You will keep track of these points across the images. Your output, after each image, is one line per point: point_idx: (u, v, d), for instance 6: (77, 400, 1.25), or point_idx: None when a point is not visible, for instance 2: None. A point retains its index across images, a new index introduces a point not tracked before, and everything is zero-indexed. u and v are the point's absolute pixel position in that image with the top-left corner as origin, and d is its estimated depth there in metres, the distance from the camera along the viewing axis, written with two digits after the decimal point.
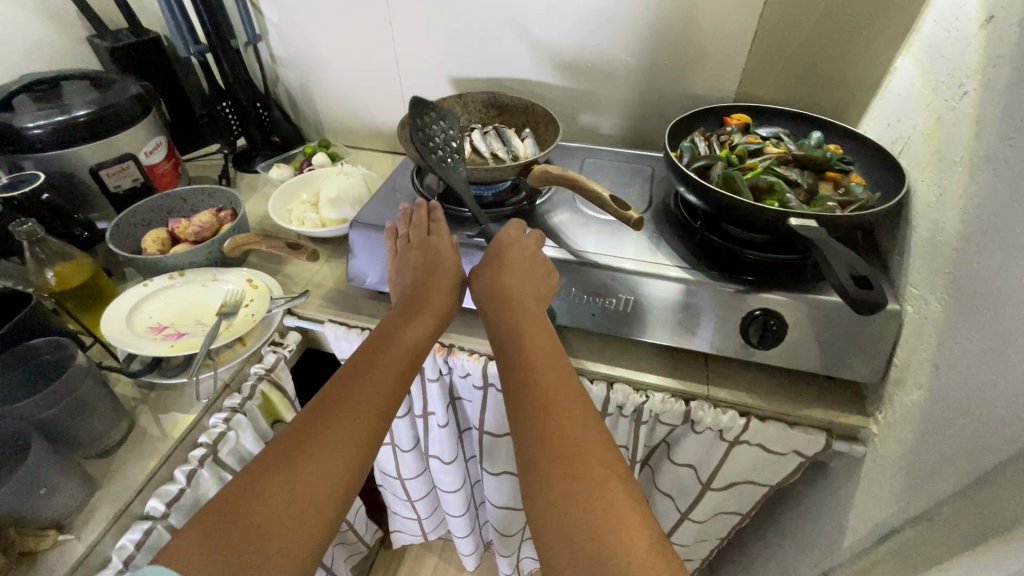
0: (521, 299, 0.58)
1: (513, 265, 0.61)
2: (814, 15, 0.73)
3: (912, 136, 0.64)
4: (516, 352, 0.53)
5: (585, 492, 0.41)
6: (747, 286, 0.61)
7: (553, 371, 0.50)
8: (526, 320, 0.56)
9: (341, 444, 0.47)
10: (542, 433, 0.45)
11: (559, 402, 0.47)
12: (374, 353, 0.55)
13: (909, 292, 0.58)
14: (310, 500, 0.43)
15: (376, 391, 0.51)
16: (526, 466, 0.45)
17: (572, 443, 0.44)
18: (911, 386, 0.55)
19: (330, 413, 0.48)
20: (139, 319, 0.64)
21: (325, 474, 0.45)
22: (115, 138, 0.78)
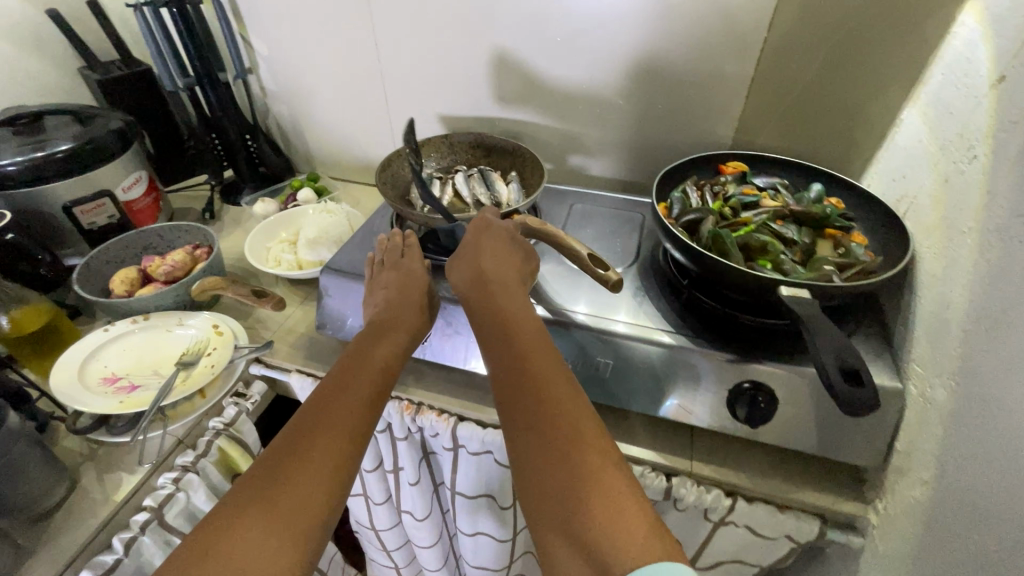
0: (505, 293, 0.56)
1: (492, 262, 0.60)
2: (815, 64, 0.70)
3: (919, 197, 0.60)
4: (501, 348, 0.50)
5: (586, 484, 0.38)
6: (737, 355, 0.56)
7: (541, 362, 0.47)
8: (511, 312, 0.54)
9: (323, 462, 0.42)
10: (533, 428, 0.42)
11: (549, 392, 0.44)
12: (354, 366, 0.51)
13: (913, 370, 0.53)
14: (293, 526, 0.39)
15: (358, 401, 0.48)
16: (521, 465, 0.41)
17: (568, 433, 0.41)
18: (915, 479, 0.50)
19: (310, 433, 0.44)
20: (94, 369, 0.63)
21: (308, 498, 0.40)
22: (93, 173, 0.76)
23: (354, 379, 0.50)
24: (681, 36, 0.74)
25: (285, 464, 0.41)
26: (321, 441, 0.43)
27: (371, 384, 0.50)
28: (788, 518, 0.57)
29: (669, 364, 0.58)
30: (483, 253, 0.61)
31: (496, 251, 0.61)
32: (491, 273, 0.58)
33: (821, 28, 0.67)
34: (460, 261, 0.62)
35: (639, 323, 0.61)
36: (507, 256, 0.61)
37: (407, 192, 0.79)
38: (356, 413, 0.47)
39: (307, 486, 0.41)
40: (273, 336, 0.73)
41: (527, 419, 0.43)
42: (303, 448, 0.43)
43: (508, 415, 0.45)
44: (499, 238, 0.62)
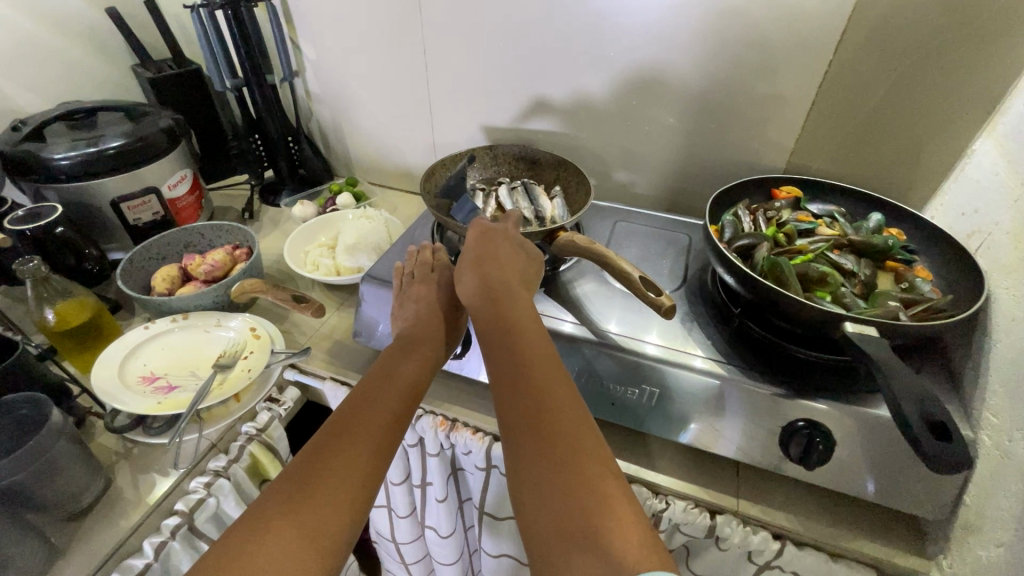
0: (513, 296, 0.54)
1: (501, 268, 0.58)
2: (882, 88, 0.67)
3: (995, 233, 0.56)
4: (503, 351, 0.48)
5: (592, 488, 0.36)
6: (786, 390, 0.53)
7: (548, 368, 0.45)
8: (519, 316, 0.52)
9: (346, 474, 0.41)
10: (534, 432, 0.40)
11: (557, 397, 0.42)
12: (376, 379, 0.50)
13: (986, 420, 0.50)
14: (316, 541, 0.37)
15: (381, 412, 0.46)
16: (517, 469, 0.39)
17: (576, 439, 0.39)
18: (987, 538, 0.46)
19: (334, 445, 0.42)
20: (133, 367, 0.63)
21: (331, 511, 0.39)
22: (142, 170, 0.77)
23: (377, 390, 0.48)
24: (741, 56, 0.72)
25: (308, 478, 0.40)
26: (345, 454, 0.42)
27: (395, 395, 0.48)
28: (840, 567, 0.54)
29: (716, 396, 0.55)
30: (490, 259, 0.59)
31: (505, 257, 0.60)
32: (498, 280, 0.56)
33: (890, 51, 0.64)
34: (466, 264, 0.59)
35: (670, 345, 0.59)
36: (517, 262, 0.60)
37: (448, 202, 0.78)
38: (380, 424, 0.45)
39: (329, 499, 0.39)
40: (309, 341, 0.72)
41: (527, 422, 0.41)
42: (326, 459, 0.41)
43: (506, 417, 0.43)
44: (507, 245, 0.61)
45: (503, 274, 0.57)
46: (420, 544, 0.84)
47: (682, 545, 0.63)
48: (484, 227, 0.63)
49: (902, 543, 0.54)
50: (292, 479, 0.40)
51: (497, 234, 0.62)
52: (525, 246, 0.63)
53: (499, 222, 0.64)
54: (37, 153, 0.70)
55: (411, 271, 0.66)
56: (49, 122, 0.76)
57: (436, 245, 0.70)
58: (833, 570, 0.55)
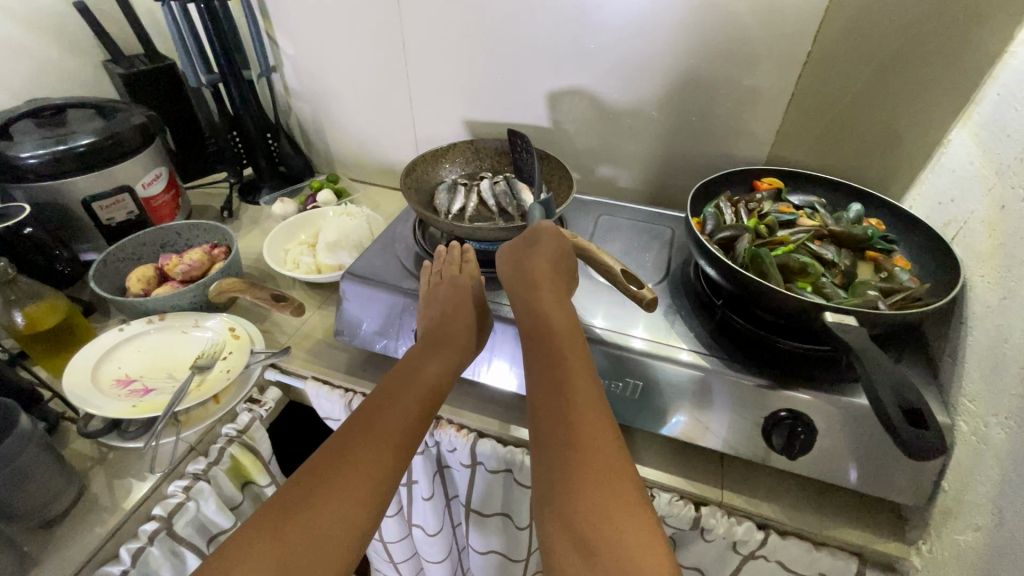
0: (549, 304, 0.53)
1: (542, 275, 0.56)
2: (860, 79, 0.67)
3: (970, 222, 0.57)
4: (538, 357, 0.48)
5: (621, 509, 0.36)
6: (769, 381, 0.53)
7: (582, 379, 0.44)
8: (555, 322, 0.51)
9: (367, 472, 0.40)
10: (566, 443, 0.39)
11: (590, 412, 0.41)
12: (401, 376, 0.49)
13: (963, 406, 0.50)
14: (332, 537, 0.37)
15: (406, 410, 0.45)
16: (543, 479, 0.39)
17: (606, 457, 0.38)
18: (965, 523, 0.47)
19: (355, 445, 0.41)
20: (107, 370, 0.61)
21: (350, 509, 0.38)
22: (115, 168, 0.75)
23: (403, 388, 0.47)
24: (721, 47, 0.71)
25: (331, 472, 0.39)
26: (369, 451, 0.41)
27: (421, 393, 0.47)
28: (823, 555, 0.55)
29: (699, 387, 0.55)
30: (533, 263, 0.58)
31: (549, 262, 0.58)
32: (538, 286, 0.55)
33: (868, 42, 0.64)
34: (512, 271, 0.59)
35: (652, 338, 0.59)
36: (559, 270, 0.58)
37: (431, 198, 0.78)
38: (404, 423, 0.44)
39: (349, 500, 0.38)
40: (289, 341, 0.71)
41: (560, 434, 0.40)
42: (350, 454, 0.41)
43: (537, 424, 0.42)
44: (553, 249, 0.59)
45: (544, 281, 0.56)
46: (407, 543, 0.83)
47: (668, 537, 0.63)
48: (534, 229, 0.61)
49: (884, 529, 0.54)
50: (316, 470, 0.39)
51: (543, 236, 0.60)
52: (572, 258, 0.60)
53: (551, 226, 0.61)
54: (3, 151, 0.68)
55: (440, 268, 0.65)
56: (16, 120, 0.73)
57: (466, 245, 0.68)
58: (816, 558, 0.55)
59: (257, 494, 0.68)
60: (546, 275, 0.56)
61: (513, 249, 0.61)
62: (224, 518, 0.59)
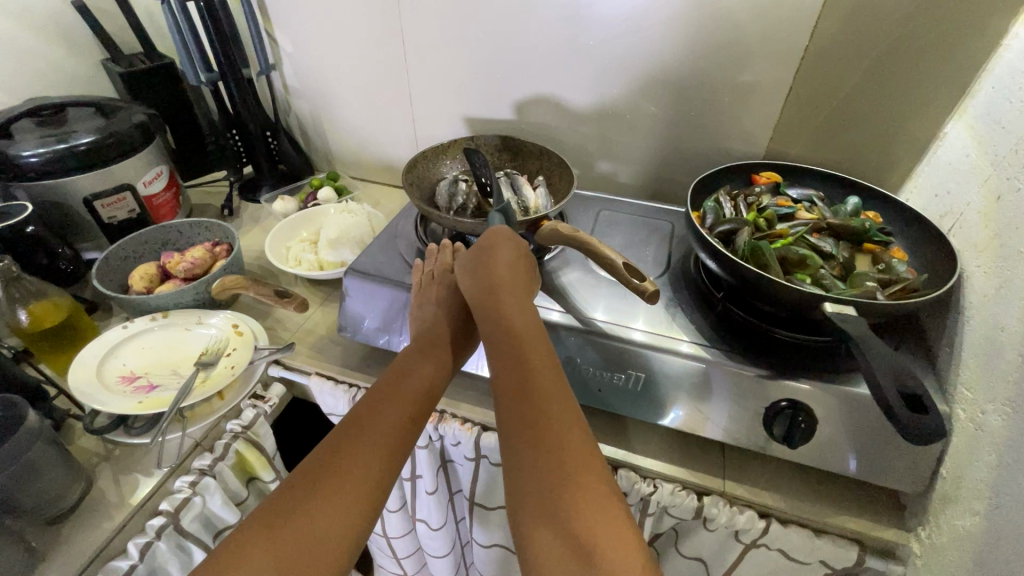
0: (513, 305, 0.52)
1: (502, 280, 0.56)
2: (857, 73, 0.68)
3: (966, 213, 0.58)
4: (500, 358, 0.47)
5: (592, 505, 0.36)
6: (769, 371, 0.54)
7: (548, 377, 0.44)
8: (516, 323, 0.50)
9: (358, 478, 0.40)
10: (534, 442, 0.39)
11: (559, 411, 0.41)
12: (388, 381, 0.49)
13: (960, 394, 0.51)
14: (326, 543, 0.37)
15: (394, 415, 0.45)
16: (513, 480, 0.39)
17: (577, 455, 0.38)
18: (963, 508, 0.48)
19: (342, 452, 0.41)
20: (112, 367, 0.62)
21: (342, 515, 0.38)
22: (115, 167, 0.75)
23: (388, 394, 0.47)
24: (718, 43, 0.72)
25: (322, 478, 0.40)
26: (357, 456, 0.41)
27: (410, 397, 0.47)
28: (824, 543, 0.55)
29: (700, 378, 0.56)
30: (495, 265, 0.57)
31: (508, 265, 0.57)
32: (498, 292, 0.54)
33: (865, 37, 0.65)
34: (471, 273, 0.58)
35: (654, 331, 0.60)
36: (519, 273, 0.57)
37: (432, 194, 0.78)
38: (392, 427, 0.44)
39: (337, 506, 0.38)
40: (292, 337, 0.71)
41: (526, 434, 0.40)
42: (340, 460, 0.41)
43: (503, 425, 0.42)
44: (513, 253, 0.59)
45: (504, 286, 0.55)
46: (411, 538, 0.84)
47: (670, 527, 0.64)
48: (490, 234, 0.61)
49: (883, 517, 0.55)
50: (306, 477, 0.40)
51: (501, 240, 0.60)
52: (530, 261, 0.60)
53: (505, 231, 0.61)
54: (4, 150, 0.68)
55: (431, 268, 0.65)
56: (16, 119, 0.73)
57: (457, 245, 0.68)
58: (817, 546, 0.56)
59: (262, 490, 0.69)
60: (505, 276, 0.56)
61: (475, 248, 0.60)
62: (230, 513, 0.59)
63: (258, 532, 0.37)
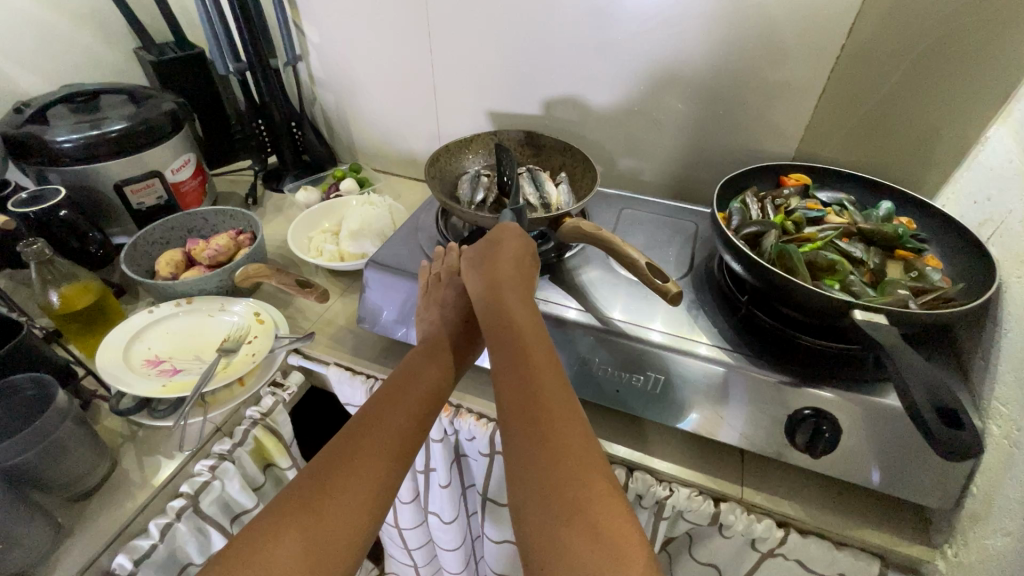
0: (517, 304, 0.52)
1: (509, 278, 0.55)
2: (896, 72, 0.65)
3: (1008, 221, 0.55)
4: (501, 356, 0.46)
5: (598, 502, 0.35)
6: (792, 378, 0.53)
7: (551, 378, 0.43)
8: (518, 322, 0.49)
9: (365, 477, 0.40)
10: (536, 442, 0.39)
11: (561, 411, 0.40)
12: (396, 383, 0.49)
13: (995, 408, 0.49)
14: (334, 542, 0.37)
15: (401, 416, 0.45)
16: (516, 478, 0.38)
17: (580, 453, 0.38)
18: (995, 528, 0.46)
19: (351, 451, 0.41)
20: (138, 351, 0.63)
21: (352, 513, 0.38)
22: (145, 154, 0.77)
23: (397, 394, 0.47)
24: (751, 41, 0.70)
25: (329, 477, 0.40)
26: (365, 457, 0.41)
27: (417, 399, 0.47)
28: (844, 555, 0.54)
29: (720, 383, 0.55)
30: (501, 263, 0.56)
31: (513, 262, 0.57)
32: (506, 288, 0.54)
33: (907, 35, 0.63)
34: (476, 269, 0.57)
35: (675, 333, 0.59)
36: (524, 270, 0.57)
37: (454, 189, 0.78)
38: (399, 428, 0.44)
39: (346, 505, 0.39)
40: (312, 327, 0.72)
41: (529, 433, 0.39)
42: (348, 458, 0.41)
43: (505, 425, 0.41)
44: (518, 250, 0.58)
45: (510, 283, 0.54)
46: (423, 530, 0.84)
47: (686, 532, 0.63)
48: (497, 229, 0.60)
49: (908, 532, 0.54)
50: (313, 477, 0.40)
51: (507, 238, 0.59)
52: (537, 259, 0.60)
53: (511, 227, 0.61)
54: (40, 135, 0.70)
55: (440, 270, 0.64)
56: (52, 105, 0.75)
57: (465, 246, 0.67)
58: (837, 558, 0.55)
59: (279, 477, 0.70)
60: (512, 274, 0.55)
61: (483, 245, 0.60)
62: (248, 498, 0.60)
63: (270, 527, 0.37)
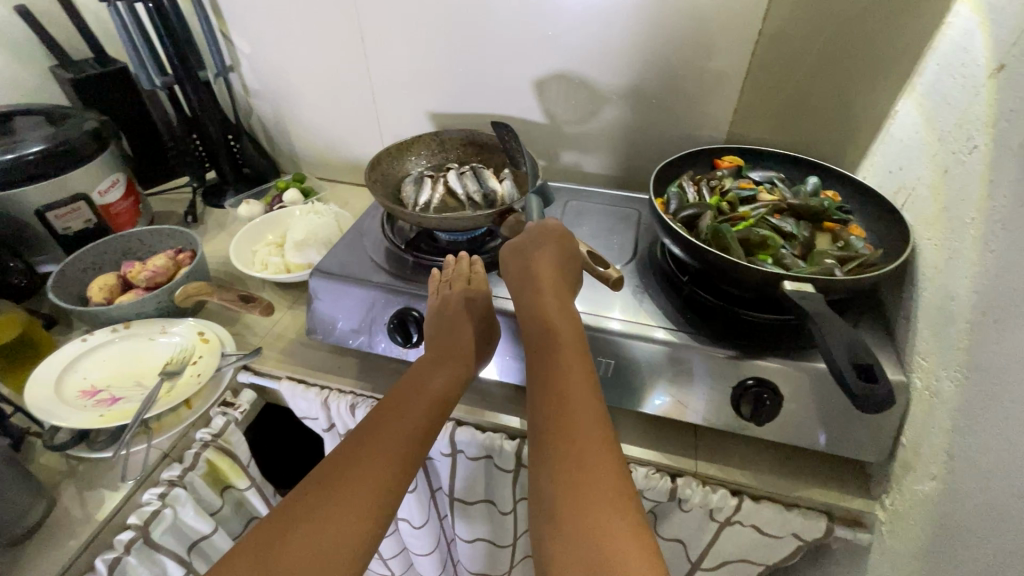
0: (553, 310, 0.52)
1: (544, 281, 0.54)
2: (811, 54, 0.69)
3: (918, 188, 0.59)
4: (538, 366, 0.47)
5: (616, 526, 0.35)
6: (738, 352, 0.55)
7: (579, 391, 0.44)
8: (554, 330, 0.50)
9: (375, 478, 0.41)
10: (560, 459, 0.39)
11: (589, 429, 0.41)
12: (411, 386, 0.50)
13: (918, 363, 0.52)
14: (341, 542, 0.37)
15: (414, 422, 0.46)
16: (541, 489, 0.39)
17: (602, 472, 0.38)
18: (923, 474, 0.49)
19: (366, 452, 0.42)
20: (71, 382, 0.60)
21: (361, 513, 0.39)
22: (68, 176, 0.73)
23: (412, 398, 0.48)
24: (675, 30, 0.73)
25: (341, 475, 0.40)
26: (377, 458, 0.42)
27: (429, 407, 0.48)
28: (794, 516, 0.57)
29: (670, 362, 0.57)
30: (534, 265, 0.56)
31: (550, 265, 0.56)
32: (542, 292, 0.53)
33: (817, 18, 0.66)
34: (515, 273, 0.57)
35: (633, 320, 0.60)
36: (562, 273, 0.56)
37: (397, 192, 0.77)
38: (410, 433, 0.45)
39: (356, 504, 0.39)
40: (261, 342, 0.70)
41: (557, 448, 0.40)
42: (360, 460, 0.41)
43: (535, 436, 0.42)
44: (558, 253, 0.58)
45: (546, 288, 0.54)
46: (395, 538, 0.83)
47: (649, 510, 0.65)
48: (540, 230, 0.60)
49: (850, 487, 0.57)
50: (327, 472, 0.41)
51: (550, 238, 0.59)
52: (575, 257, 0.59)
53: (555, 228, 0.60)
54: None
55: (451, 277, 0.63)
56: None
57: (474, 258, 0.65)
58: (788, 520, 0.57)
59: (237, 499, 0.68)
60: (547, 277, 0.55)
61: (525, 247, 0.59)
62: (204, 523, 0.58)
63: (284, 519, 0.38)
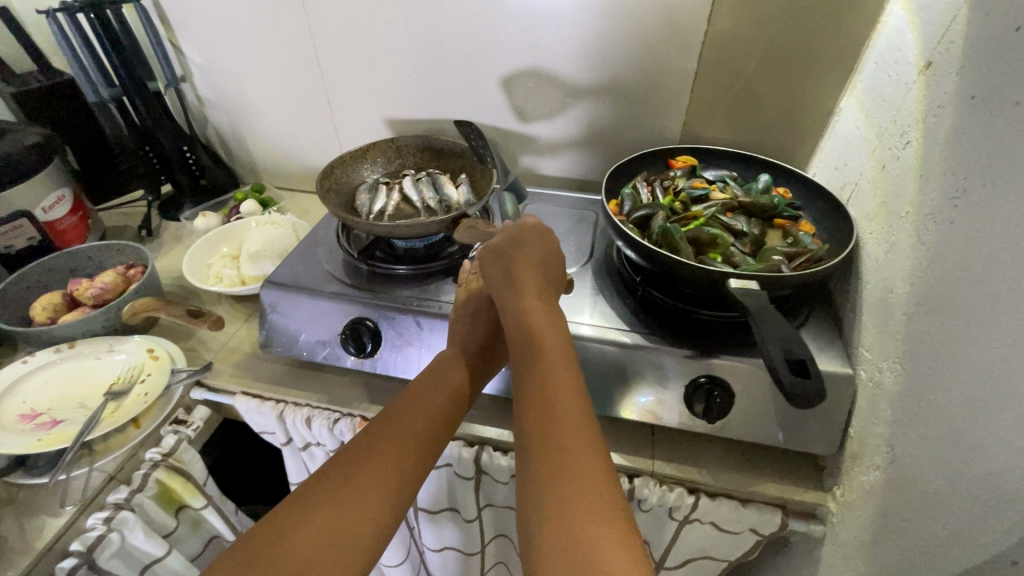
0: (544, 311, 0.50)
1: (528, 280, 0.52)
2: (756, 54, 0.70)
3: (860, 183, 0.60)
4: (528, 368, 0.45)
5: (602, 538, 0.33)
6: (693, 351, 0.55)
7: (570, 395, 0.42)
8: (545, 331, 0.48)
9: (377, 476, 0.41)
10: (546, 468, 0.37)
11: (579, 437, 0.39)
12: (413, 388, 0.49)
13: (863, 355, 0.53)
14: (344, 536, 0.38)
15: (416, 422, 0.45)
16: (528, 496, 0.37)
17: (591, 482, 0.36)
18: (868, 464, 0.50)
19: (368, 450, 0.42)
20: (10, 406, 0.58)
21: (364, 508, 0.39)
22: (8, 193, 0.71)
23: (413, 400, 0.48)
24: (623, 32, 0.73)
25: (344, 471, 0.41)
26: (380, 455, 0.42)
27: (433, 407, 0.47)
28: (750, 511, 0.58)
29: (626, 363, 0.57)
30: (519, 264, 0.54)
31: (533, 265, 0.54)
32: (527, 293, 0.51)
33: (760, 18, 0.67)
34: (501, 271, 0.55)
35: (602, 324, 0.60)
36: (546, 273, 0.54)
37: (351, 201, 0.76)
38: (413, 433, 0.45)
39: (358, 499, 0.40)
40: (215, 357, 0.69)
41: (545, 455, 0.38)
42: (362, 458, 0.42)
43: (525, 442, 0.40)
44: (542, 252, 0.56)
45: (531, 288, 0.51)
46: None
47: None
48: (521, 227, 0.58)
49: (804, 480, 0.57)
50: (331, 469, 0.41)
51: (533, 237, 0.57)
52: (556, 257, 0.57)
53: (534, 225, 0.58)
54: None
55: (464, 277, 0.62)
56: None
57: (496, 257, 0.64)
58: (744, 515, 0.58)
59: (195, 518, 0.67)
60: (531, 277, 0.53)
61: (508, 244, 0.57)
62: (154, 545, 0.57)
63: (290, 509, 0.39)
